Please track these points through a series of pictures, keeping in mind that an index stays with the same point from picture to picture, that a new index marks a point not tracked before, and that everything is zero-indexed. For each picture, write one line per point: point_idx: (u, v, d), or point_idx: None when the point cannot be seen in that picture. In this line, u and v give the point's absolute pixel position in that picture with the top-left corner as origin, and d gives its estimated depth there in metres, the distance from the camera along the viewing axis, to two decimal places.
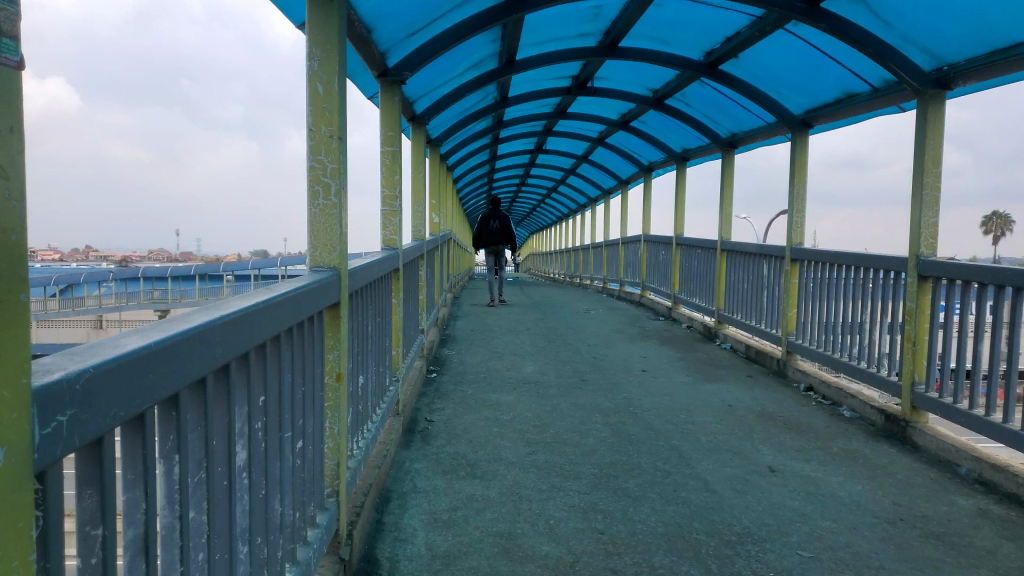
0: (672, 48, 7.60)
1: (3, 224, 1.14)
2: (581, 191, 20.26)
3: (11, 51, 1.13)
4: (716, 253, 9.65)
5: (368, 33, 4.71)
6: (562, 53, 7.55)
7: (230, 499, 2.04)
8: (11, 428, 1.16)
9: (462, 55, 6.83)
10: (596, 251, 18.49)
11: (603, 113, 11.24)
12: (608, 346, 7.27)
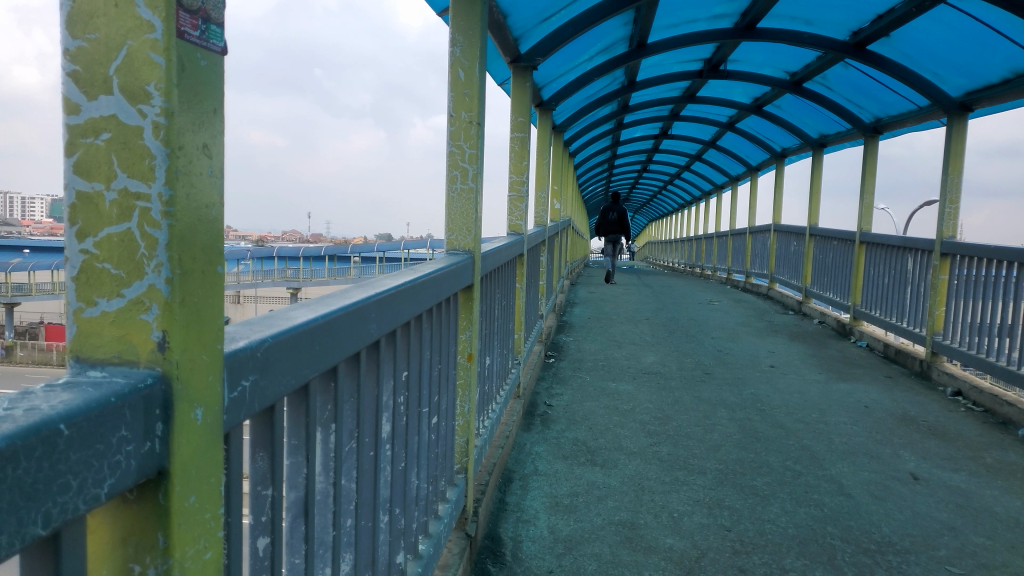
0: (816, 27, 7.25)
1: (208, 201, 1.25)
2: (706, 178, 19.67)
3: (218, 38, 1.25)
4: (854, 246, 9.15)
5: (504, 19, 4.76)
6: (695, 35, 7.35)
7: (375, 470, 2.14)
8: (207, 388, 1.26)
9: (591, 40, 6.77)
10: (721, 241, 17.95)
11: (735, 97, 10.88)
12: (733, 340, 7.05)
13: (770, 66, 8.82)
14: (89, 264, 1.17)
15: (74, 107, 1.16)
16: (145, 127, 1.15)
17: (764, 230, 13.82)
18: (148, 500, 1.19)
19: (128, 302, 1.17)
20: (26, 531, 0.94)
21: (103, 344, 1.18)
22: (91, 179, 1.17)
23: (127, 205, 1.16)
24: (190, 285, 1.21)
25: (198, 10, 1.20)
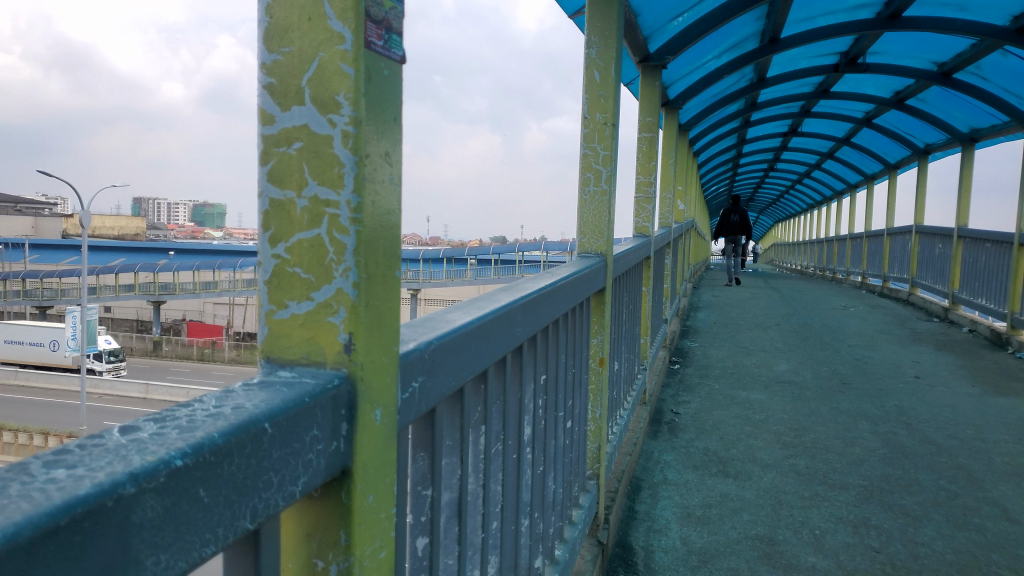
0: (971, 13, 6.76)
1: (387, 207, 1.29)
2: (839, 177, 18.73)
3: (397, 48, 1.27)
4: (1011, 248, 8.44)
5: (635, 17, 4.70)
6: (835, 27, 7.00)
7: (518, 472, 2.14)
8: (385, 388, 1.30)
9: (722, 37, 6.57)
10: (856, 242, 17.00)
11: (874, 92, 10.33)
12: (872, 348, 6.66)
13: (914, 56, 8.30)
14: (280, 268, 1.23)
15: (268, 118, 1.21)
16: (335, 136, 1.19)
17: (905, 231, 12.99)
18: (332, 497, 1.22)
19: (317, 305, 1.22)
20: (238, 524, 0.99)
21: (292, 345, 1.24)
22: (283, 187, 1.22)
23: (317, 212, 1.21)
24: (372, 289, 1.25)
25: (382, 20, 1.23)
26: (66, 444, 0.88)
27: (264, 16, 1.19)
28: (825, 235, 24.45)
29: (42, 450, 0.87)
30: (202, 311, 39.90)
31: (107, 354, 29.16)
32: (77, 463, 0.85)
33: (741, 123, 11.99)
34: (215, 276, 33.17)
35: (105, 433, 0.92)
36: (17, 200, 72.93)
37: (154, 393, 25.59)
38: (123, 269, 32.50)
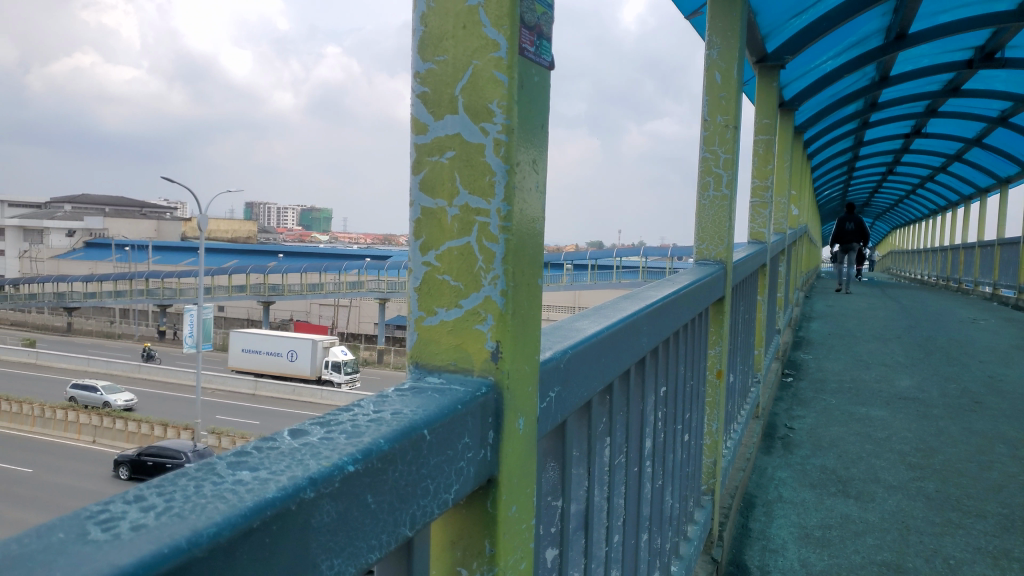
0: None
1: (533, 215, 1.28)
2: (966, 180, 17.63)
3: (546, 54, 1.26)
4: None
5: (753, 16, 4.57)
6: (970, 21, 6.60)
7: (640, 485, 2.09)
8: (527, 398, 1.28)
9: (844, 35, 6.29)
10: (984, 251, 15.92)
11: (1012, 89, 9.69)
12: (1007, 365, 6.18)
13: None
14: (431, 276, 1.24)
15: (422, 127, 1.22)
16: (487, 145, 1.19)
17: None
18: (476, 507, 1.22)
19: (465, 313, 1.22)
20: (399, 532, 0.99)
21: (440, 351, 1.24)
22: (434, 196, 1.23)
23: (467, 220, 1.21)
24: (519, 297, 1.24)
25: (534, 27, 1.22)
26: (245, 447, 0.91)
27: (420, 26, 1.20)
28: (949, 243, 22.92)
29: (231, 449, 0.90)
30: (308, 312, 41.08)
31: (343, 364, 27.82)
32: (260, 467, 0.87)
33: (860, 124, 11.41)
34: (322, 278, 34.16)
35: (279, 435, 0.94)
36: (143, 203, 77.60)
37: (262, 389, 26.37)
38: (235, 272, 33.95)
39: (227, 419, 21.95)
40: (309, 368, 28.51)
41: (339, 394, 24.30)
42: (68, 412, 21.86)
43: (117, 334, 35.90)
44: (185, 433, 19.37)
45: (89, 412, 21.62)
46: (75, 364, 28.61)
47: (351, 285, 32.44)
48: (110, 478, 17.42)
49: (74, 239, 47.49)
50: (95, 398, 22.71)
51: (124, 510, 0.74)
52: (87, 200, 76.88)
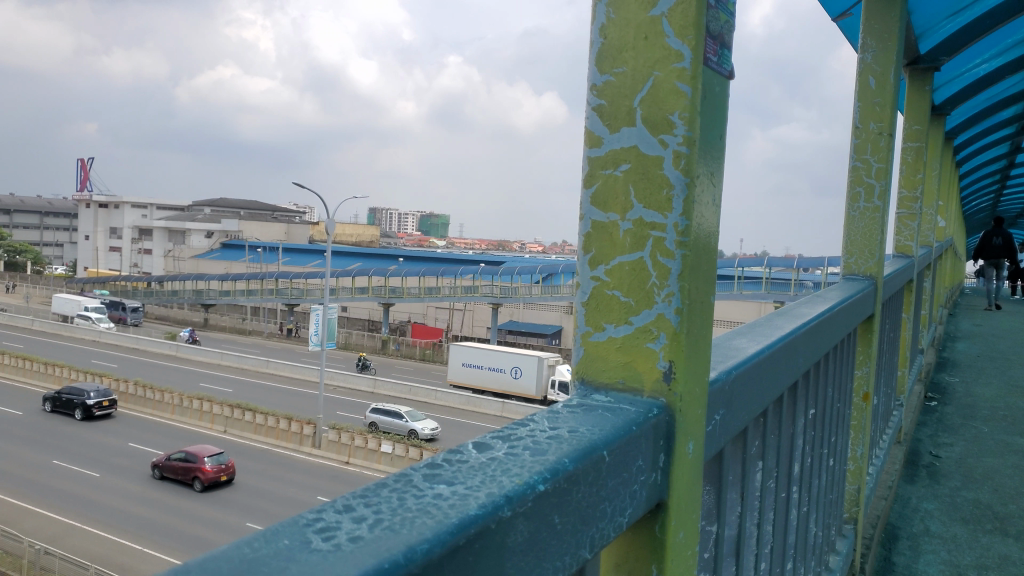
0: None
1: (708, 232, 1.23)
2: None
3: (726, 63, 1.22)
4: None
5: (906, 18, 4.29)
6: None
7: (788, 513, 2.00)
8: (696, 422, 1.23)
9: (1004, 35, 5.78)
10: None
11: None
12: None
13: None
14: (599, 291, 1.21)
15: (596, 141, 1.20)
16: (666, 157, 1.15)
17: None
18: (644, 531, 1.18)
19: (636, 330, 1.18)
20: (578, 553, 0.98)
21: (607, 369, 1.21)
22: (607, 209, 1.20)
23: (641, 235, 1.17)
24: (693, 319, 1.19)
25: (717, 36, 1.19)
26: (435, 459, 0.92)
27: (604, 44, 1.18)
28: None
29: (425, 460, 0.91)
30: (425, 314, 41.57)
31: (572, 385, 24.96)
32: (458, 483, 0.86)
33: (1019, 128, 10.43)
34: (439, 282, 34.52)
35: (474, 445, 0.94)
36: (275, 208, 81.36)
37: (382, 388, 24.98)
38: (359, 272, 36.48)
39: (344, 416, 21.42)
40: (536, 388, 25.47)
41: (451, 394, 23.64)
42: (196, 403, 20.27)
43: (248, 329, 37.48)
44: (312, 427, 17.91)
45: (221, 402, 19.74)
46: (212, 358, 29.10)
47: (467, 288, 32.55)
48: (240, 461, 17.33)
49: (214, 239, 50.28)
50: (392, 421, 19.51)
51: (337, 520, 0.77)
52: (225, 203, 81.50)
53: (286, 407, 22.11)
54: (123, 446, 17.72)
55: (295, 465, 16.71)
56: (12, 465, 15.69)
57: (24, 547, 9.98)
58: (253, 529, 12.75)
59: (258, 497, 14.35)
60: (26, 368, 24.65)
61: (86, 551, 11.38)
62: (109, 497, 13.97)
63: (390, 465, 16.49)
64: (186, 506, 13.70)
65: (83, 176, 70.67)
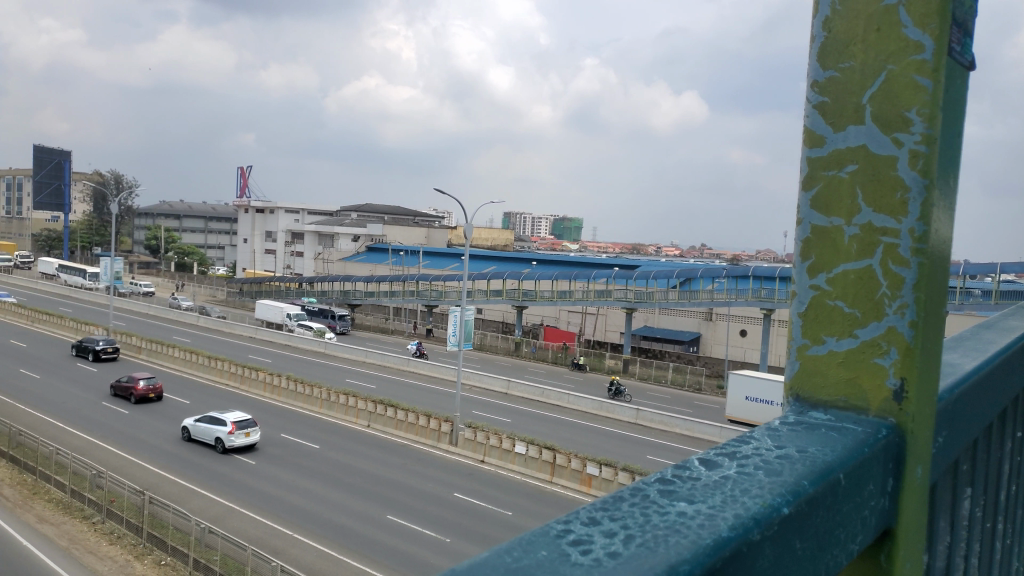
0: None
1: (947, 237, 1.12)
2: None
3: (966, 54, 1.12)
4: None
5: None
6: None
7: (994, 543, 1.81)
8: (926, 446, 1.13)
9: None
10: None
11: None
12: None
13: None
14: (819, 301, 1.14)
15: (817, 141, 1.13)
16: (901, 157, 1.08)
17: None
18: (869, 560, 1.09)
19: (863, 345, 1.10)
20: None
21: (828, 386, 1.14)
22: (828, 213, 1.12)
23: (870, 240, 1.09)
24: (927, 330, 1.10)
25: (960, 25, 1.10)
26: (664, 475, 0.90)
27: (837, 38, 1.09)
28: None
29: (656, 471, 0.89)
30: (557, 317, 41.85)
31: None
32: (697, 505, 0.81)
33: None
34: (572, 286, 34.55)
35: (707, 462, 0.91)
36: (416, 213, 85.19)
37: (515, 390, 25.25)
38: (495, 276, 36.68)
39: (481, 415, 21.77)
40: None
41: (585, 399, 23.41)
42: (342, 398, 21.23)
43: (389, 328, 39.16)
44: (449, 425, 18.37)
45: (366, 398, 20.64)
46: (358, 355, 30.60)
47: (600, 293, 32.43)
48: (383, 453, 18.11)
49: (358, 243, 52.84)
50: None
51: (586, 530, 0.76)
52: (370, 208, 86.06)
53: (424, 404, 22.87)
54: (276, 436, 18.90)
55: (434, 463, 17.18)
56: (180, 448, 17.19)
57: (191, 525, 10.84)
58: (394, 522, 13.21)
59: (400, 491, 14.88)
60: (193, 361, 26.83)
61: (244, 534, 12.21)
62: (264, 484, 14.93)
63: (523, 466, 16.65)
64: (334, 496, 14.39)
65: (244, 185, 76.80)
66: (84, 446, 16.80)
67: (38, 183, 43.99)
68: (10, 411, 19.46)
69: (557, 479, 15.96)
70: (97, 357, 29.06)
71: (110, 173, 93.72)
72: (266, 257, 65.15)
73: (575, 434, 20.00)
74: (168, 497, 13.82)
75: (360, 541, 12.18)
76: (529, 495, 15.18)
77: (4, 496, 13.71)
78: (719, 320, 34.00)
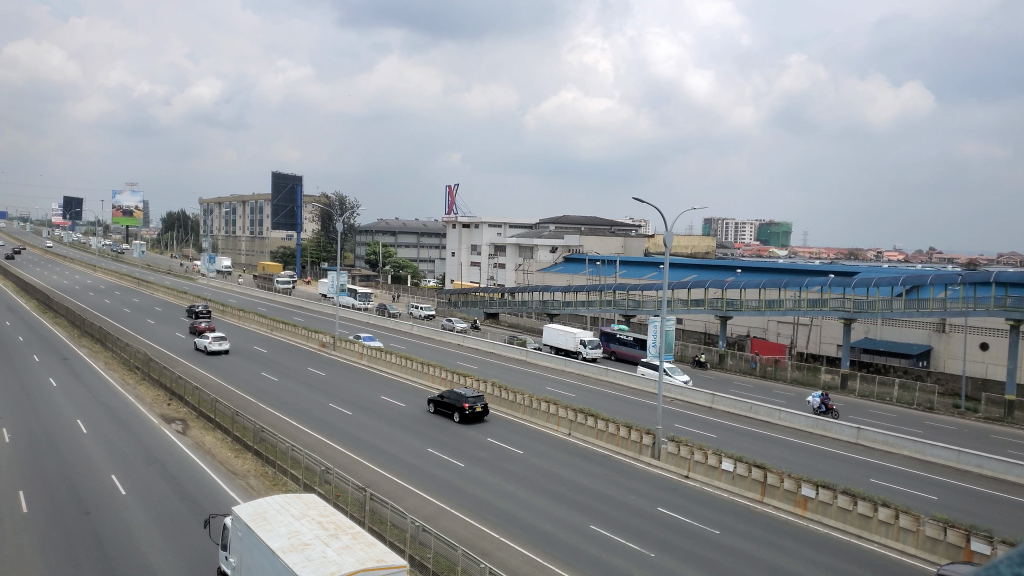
0: None
1: None
2: None
3: None
4: None
5: None
6: None
7: None
8: None
9: None
10: None
11: None
12: None
13: None
14: None
15: None
16: None
17: None
18: None
19: None
20: None
21: None
22: None
23: None
24: None
25: None
26: None
27: None
28: None
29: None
30: (766, 328, 40.27)
31: None
32: None
33: None
34: (780, 295, 33.02)
35: None
36: (615, 223, 85.84)
37: (719, 404, 24.42)
38: (695, 285, 36.10)
39: (683, 429, 21.28)
40: None
41: (798, 416, 22.08)
42: (543, 405, 21.72)
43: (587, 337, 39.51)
44: (651, 438, 18.14)
45: (566, 406, 20.92)
46: (557, 364, 31.31)
47: (815, 302, 30.29)
48: (586, 462, 18.32)
49: (556, 254, 54.05)
50: None
51: None
52: (570, 220, 88.01)
53: (626, 415, 22.83)
54: (483, 440, 19.74)
55: (636, 475, 17.10)
56: (397, 449, 18.46)
57: (407, 522, 11.58)
58: (597, 532, 13.28)
59: (602, 501, 14.97)
60: (406, 366, 28.76)
61: (454, 534, 12.87)
62: (472, 486, 15.66)
63: (730, 485, 16.09)
64: (538, 503, 14.75)
65: (451, 202, 81.95)
66: (316, 443, 18.58)
67: (274, 206, 49.45)
68: (254, 409, 22.00)
69: (767, 500, 15.29)
70: (325, 361, 32.13)
71: (335, 195, 103.60)
72: (468, 268, 68.43)
73: (787, 453, 18.95)
74: (387, 494, 14.90)
75: (563, 548, 12.38)
76: (737, 514, 14.65)
77: (251, 485, 15.55)
78: (953, 332, 30.70)
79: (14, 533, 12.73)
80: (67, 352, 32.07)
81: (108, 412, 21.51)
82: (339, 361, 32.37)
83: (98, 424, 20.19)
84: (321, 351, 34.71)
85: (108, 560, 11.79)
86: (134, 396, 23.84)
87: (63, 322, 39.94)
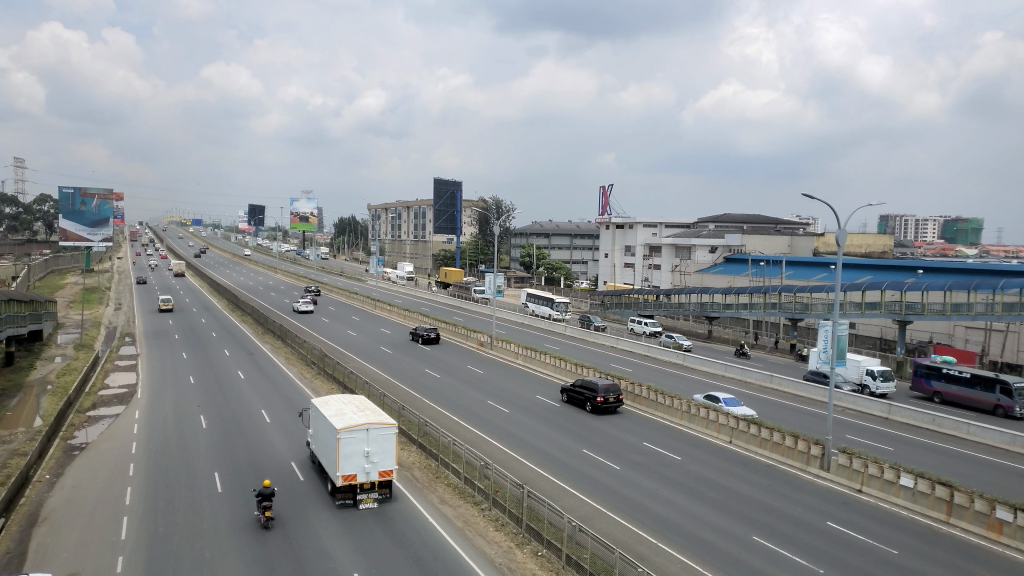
0: None
1: None
2: None
3: None
4: None
5: None
6: None
7: None
8: None
9: None
10: None
11: None
12: None
13: None
14: None
15: None
16: None
17: None
18: None
19: None
20: None
21: None
22: None
23: None
24: None
25: None
26: None
27: None
28: None
29: None
30: (952, 334, 36.83)
31: None
32: None
33: None
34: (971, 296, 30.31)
35: None
36: (779, 222, 82.13)
37: (896, 415, 22.74)
38: (870, 285, 33.97)
39: (856, 441, 20.00)
40: None
41: (991, 431, 20.10)
42: (703, 411, 21.10)
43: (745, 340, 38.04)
44: (820, 448, 17.26)
45: (727, 413, 20.19)
46: (715, 368, 30.39)
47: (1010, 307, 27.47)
48: (749, 471, 17.65)
49: (715, 254, 52.46)
50: None
51: None
52: (728, 219, 85.38)
53: (793, 424, 21.76)
54: (640, 443, 19.55)
55: (804, 487, 16.26)
56: (554, 448, 18.73)
57: (564, 522, 11.76)
58: (760, 543, 12.80)
59: (766, 512, 14.41)
60: (562, 366, 29.03)
61: (612, 536, 12.87)
62: (628, 489, 15.57)
63: (910, 502, 14.94)
64: (696, 509, 14.44)
65: (604, 203, 82.03)
66: (477, 440, 19.21)
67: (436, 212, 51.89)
68: (419, 404, 23.10)
69: (954, 521, 14.06)
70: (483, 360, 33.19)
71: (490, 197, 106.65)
72: (622, 270, 68.08)
73: (976, 471, 17.29)
74: (544, 493, 15.14)
75: (723, 558, 12.03)
76: (919, 534, 13.56)
77: (415, 477, 16.27)
78: None
79: (212, 509, 14.17)
80: (253, 347, 35.24)
81: (287, 403, 23.42)
82: (496, 360, 33.30)
83: (278, 413, 22.02)
84: (479, 350, 35.89)
85: (291, 537, 12.82)
86: (310, 389, 25.83)
87: (249, 318, 44.11)
